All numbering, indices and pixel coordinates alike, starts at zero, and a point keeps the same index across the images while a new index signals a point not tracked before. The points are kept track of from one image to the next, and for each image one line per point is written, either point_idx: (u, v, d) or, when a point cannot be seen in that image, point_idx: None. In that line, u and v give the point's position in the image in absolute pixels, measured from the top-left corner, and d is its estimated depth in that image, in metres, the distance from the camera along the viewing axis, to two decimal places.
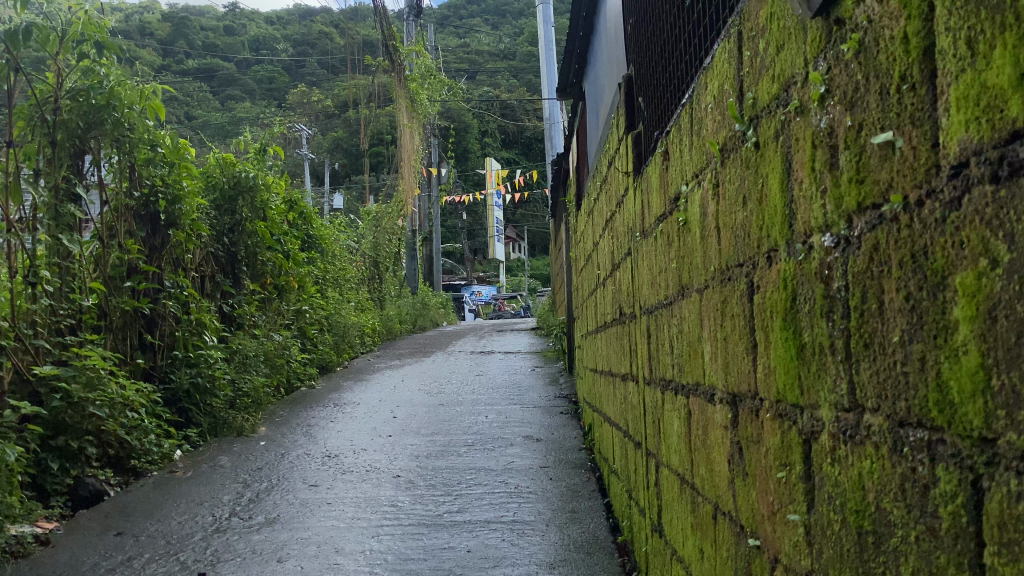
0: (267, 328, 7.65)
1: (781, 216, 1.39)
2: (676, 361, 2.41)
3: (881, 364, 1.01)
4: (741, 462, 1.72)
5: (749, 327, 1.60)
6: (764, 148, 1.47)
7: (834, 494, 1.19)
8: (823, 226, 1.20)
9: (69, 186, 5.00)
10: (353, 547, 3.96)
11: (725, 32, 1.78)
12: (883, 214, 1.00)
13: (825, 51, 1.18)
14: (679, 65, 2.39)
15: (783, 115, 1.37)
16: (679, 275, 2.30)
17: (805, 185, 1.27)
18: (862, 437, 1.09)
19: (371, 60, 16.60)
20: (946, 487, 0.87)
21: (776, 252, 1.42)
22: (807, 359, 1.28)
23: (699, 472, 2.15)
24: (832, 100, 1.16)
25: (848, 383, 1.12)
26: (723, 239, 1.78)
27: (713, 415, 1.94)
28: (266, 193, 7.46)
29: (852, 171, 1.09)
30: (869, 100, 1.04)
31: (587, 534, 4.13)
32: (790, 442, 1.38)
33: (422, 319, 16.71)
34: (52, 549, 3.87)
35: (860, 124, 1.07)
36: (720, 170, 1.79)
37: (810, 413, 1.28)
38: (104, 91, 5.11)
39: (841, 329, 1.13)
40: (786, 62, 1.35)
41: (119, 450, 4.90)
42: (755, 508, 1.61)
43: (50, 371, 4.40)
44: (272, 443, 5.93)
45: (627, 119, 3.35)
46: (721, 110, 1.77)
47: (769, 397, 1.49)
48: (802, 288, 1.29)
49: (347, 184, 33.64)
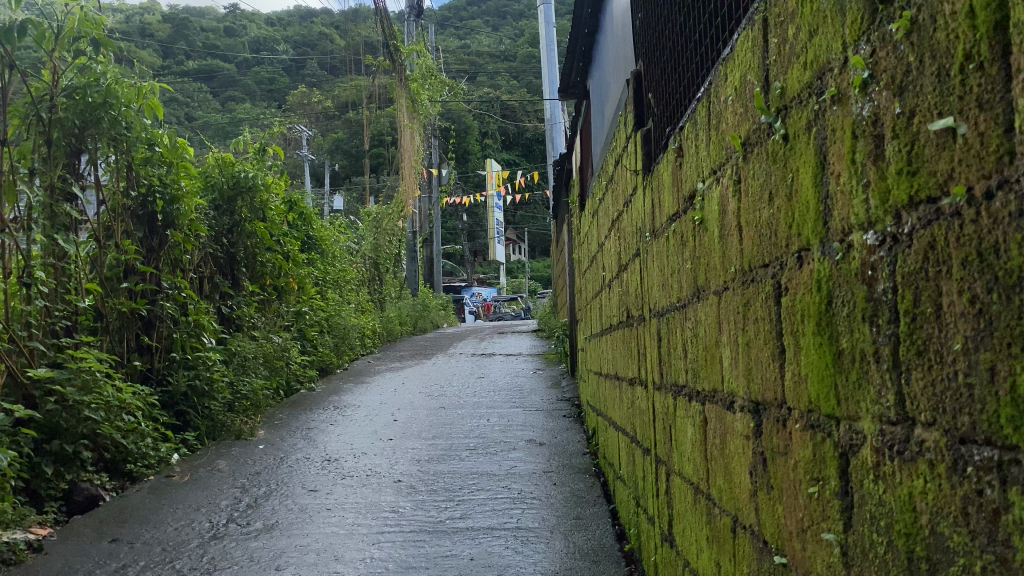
0: (267, 330, 7.55)
1: (813, 213, 1.30)
2: (690, 365, 2.32)
3: (937, 374, 0.92)
4: (765, 474, 1.63)
5: (776, 332, 1.51)
6: (794, 140, 1.38)
7: (876, 514, 1.10)
8: (865, 224, 1.11)
9: (64, 185, 4.89)
10: (354, 554, 3.86)
11: (747, 20, 1.69)
12: (941, 208, 0.91)
13: (868, 34, 1.09)
14: (693, 59, 2.31)
15: (817, 105, 1.27)
16: (694, 275, 2.21)
17: (844, 179, 1.17)
18: (912, 454, 0.99)
19: (372, 59, 16.50)
20: (1022, 514, 0.78)
21: (807, 251, 1.33)
22: (845, 367, 1.19)
23: (715, 483, 2.07)
24: (876, 86, 1.06)
25: (896, 394, 1.03)
26: (745, 237, 1.69)
27: (733, 423, 1.85)
28: (266, 194, 7.37)
29: (901, 162, 1.00)
30: (923, 84, 0.95)
31: (593, 541, 4.05)
32: (824, 456, 1.29)
33: (422, 321, 16.60)
34: (45, 556, 3.76)
35: (911, 110, 0.97)
36: (742, 166, 1.70)
37: (848, 425, 1.19)
38: (100, 89, 5.02)
39: (888, 334, 1.04)
40: (821, 48, 1.26)
41: (116, 454, 4.81)
42: (782, 523, 1.52)
43: (45, 373, 4.30)
44: (271, 447, 5.83)
45: (636, 115, 3.25)
46: (744, 103, 1.69)
47: (799, 406, 1.40)
48: (839, 289, 1.20)
49: (347, 185, 33.56)
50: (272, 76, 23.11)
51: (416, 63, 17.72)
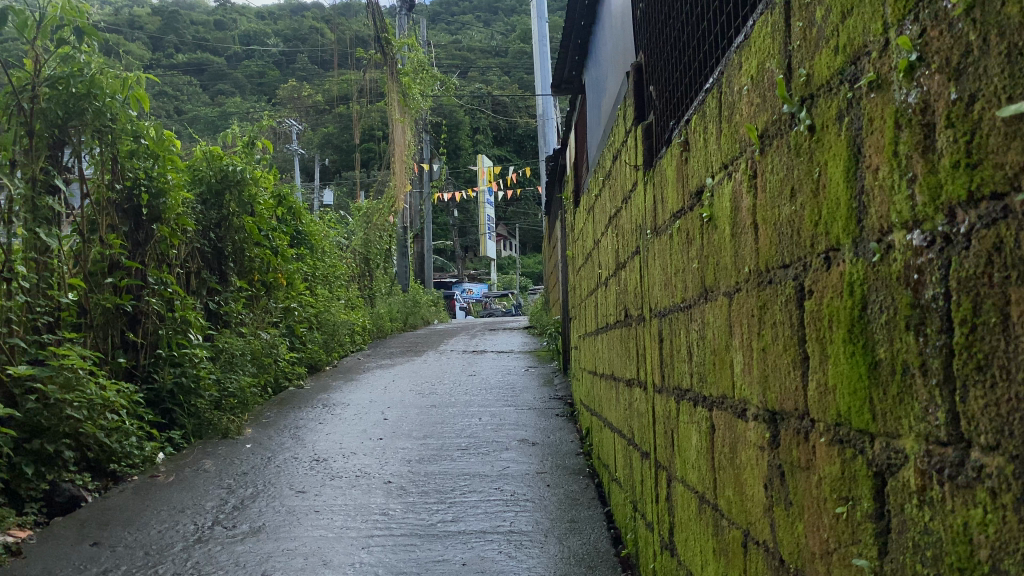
0: (255, 326, 7.40)
1: (844, 211, 1.19)
2: (696, 370, 2.22)
3: (1004, 393, 0.83)
4: (783, 489, 1.52)
5: (798, 337, 1.41)
6: (822, 131, 1.28)
7: (920, 543, 1.00)
8: (910, 222, 1.00)
9: (47, 177, 4.72)
10: (343, 559, 3.74)
11: (765, 5, 1.59)
12: (1011, 205, 0.81)
13: (916, 11, 0.97)
14: (701, 48, 2.22)
15: (851, 93, 1.17)
16: (701, 276, 2.10)
17: (883, 174, 1.07)
18: (968, 480, 0.89)
19: (363, 53, 16.25)
20: None
21: (837, 252, 1.23)
22: (882, 379, 1.08)
23: (725, 494, 1.96)
24: (926, 70, 0.96)
25: (948, 411, 0.92)
26: (762, 236, 1.59)
27: (745, 433, 1.75)
28: (255, 187, 7.23)
29: (957, 155, 0.90)
30: (987, 66, 0.85)
31: (588, 545, 3.95)
32: (855, 475, 1.19)
33: (413, 318, 16.41)
34: (23, 560, 3.62)
35: (972, 94, 0.87)
36: (758, 160, 1.60)
37: (885, 442, 1.08)
38: (85, 79, 4.85)
39: (939, 345, 0.93)
40: (855, 30, 1.15)
41: (99, 454, 4.67)
42: (803, 543, 1.41)
43: (25, 371, 4.14)
44: (258, 446, 5.70)
45: (636, 108, 3.16)
46: (761, 93, 1.58)
47: (825, 419, 1.30)
48: (875, 293, 1.10)
49: (337, 180, 33.24)
50: (262, 69, 22.87)
51: (408, 56, 17.44)
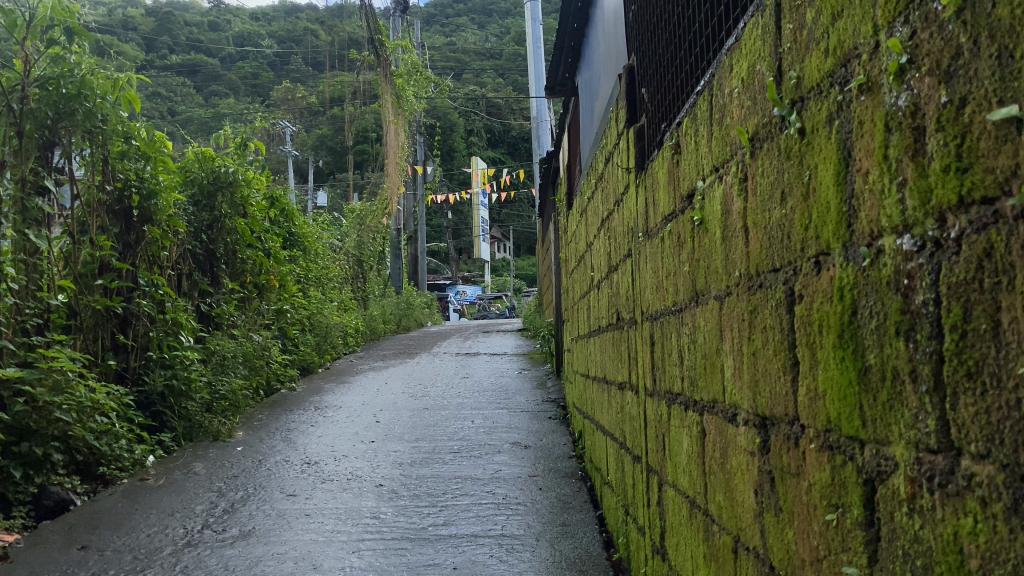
0: (248, 328, 7.33)
1: (834, 214, 1.18)
2: (687, 373, 2.20)
3: (993, 401, 0.82)
4: (773, 496, 1.51)
5: (788, 342, 1.39)
6: (811, 134, 1.26)
7: (910, 552, 0.98)
8: (900, 227, 0.99)
9: (36, 179, 4.66)
10: (332, 563, 3.72)
11: (757, 6, 1.57)
12: (1001, 210, 0.80)
13: (906, 13, 0.96)
14: (693, 48, 2.20)
15: (841, 95, 1.16)
16: (692, 279, 2.08)
17: (873, 177, 1.05)
18: (958, 487, 0.88)
19: (357, 54, 16.05)
20: None
21: (827, 256, 1.21)
22: (872, 385, 1.07)
23: (715, 498, 1.94)
24: (916, 72, 0.94)
25: (937, 419, 0.91)
26: (751, 240, 1.58)
27: (736, 438, 1.74)
28: (247, 189, 7.20)
29: (946, 159, 0.89)
30: (978, 68, 0.84)
31: (580, 550, 3.93)
32: (845, 481, 1.17)
33: (406, 319, 16.40)
34: (10, 564, 3.59)
35: (962, 98, 0.86)
36: (749, 162, 1.59)
37: (875, 449, 1.07)
38: (75, 80, 4.79)
39: (928, 352, 0.92)
40: (846, 33, 1.14)
41: (88, 457, 4.63)
42: (793, 550, 1.39)
43: (13, 373, 4.09)
44: (249, 449, 5.67)
45: (629, 109, 3.13)
46: (752, 96, 1.57)
47: (814, 425, 1.28)
48: (865, 298, 1.08)
49: (330, 181, 33.21)
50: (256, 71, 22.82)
51: (403, 58, 17.42)
